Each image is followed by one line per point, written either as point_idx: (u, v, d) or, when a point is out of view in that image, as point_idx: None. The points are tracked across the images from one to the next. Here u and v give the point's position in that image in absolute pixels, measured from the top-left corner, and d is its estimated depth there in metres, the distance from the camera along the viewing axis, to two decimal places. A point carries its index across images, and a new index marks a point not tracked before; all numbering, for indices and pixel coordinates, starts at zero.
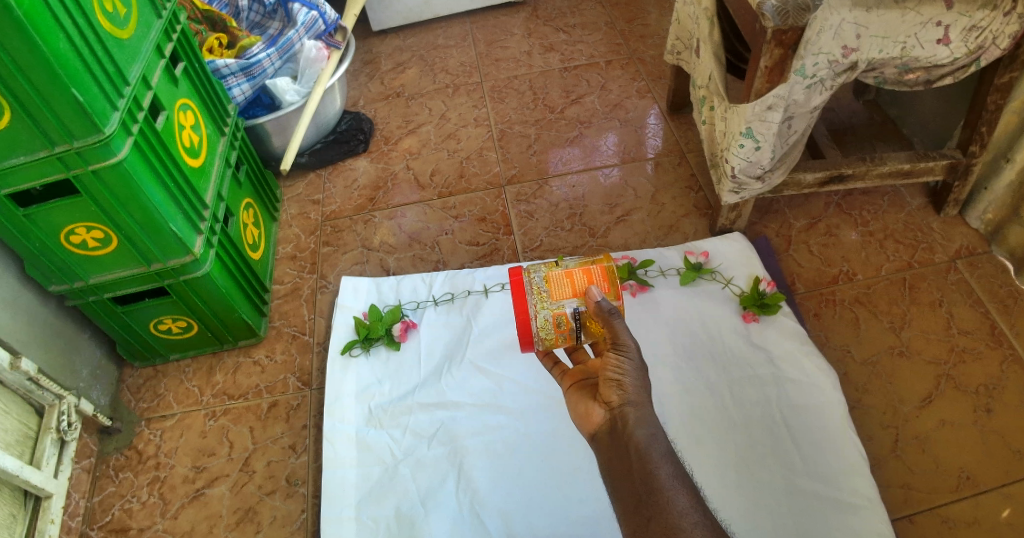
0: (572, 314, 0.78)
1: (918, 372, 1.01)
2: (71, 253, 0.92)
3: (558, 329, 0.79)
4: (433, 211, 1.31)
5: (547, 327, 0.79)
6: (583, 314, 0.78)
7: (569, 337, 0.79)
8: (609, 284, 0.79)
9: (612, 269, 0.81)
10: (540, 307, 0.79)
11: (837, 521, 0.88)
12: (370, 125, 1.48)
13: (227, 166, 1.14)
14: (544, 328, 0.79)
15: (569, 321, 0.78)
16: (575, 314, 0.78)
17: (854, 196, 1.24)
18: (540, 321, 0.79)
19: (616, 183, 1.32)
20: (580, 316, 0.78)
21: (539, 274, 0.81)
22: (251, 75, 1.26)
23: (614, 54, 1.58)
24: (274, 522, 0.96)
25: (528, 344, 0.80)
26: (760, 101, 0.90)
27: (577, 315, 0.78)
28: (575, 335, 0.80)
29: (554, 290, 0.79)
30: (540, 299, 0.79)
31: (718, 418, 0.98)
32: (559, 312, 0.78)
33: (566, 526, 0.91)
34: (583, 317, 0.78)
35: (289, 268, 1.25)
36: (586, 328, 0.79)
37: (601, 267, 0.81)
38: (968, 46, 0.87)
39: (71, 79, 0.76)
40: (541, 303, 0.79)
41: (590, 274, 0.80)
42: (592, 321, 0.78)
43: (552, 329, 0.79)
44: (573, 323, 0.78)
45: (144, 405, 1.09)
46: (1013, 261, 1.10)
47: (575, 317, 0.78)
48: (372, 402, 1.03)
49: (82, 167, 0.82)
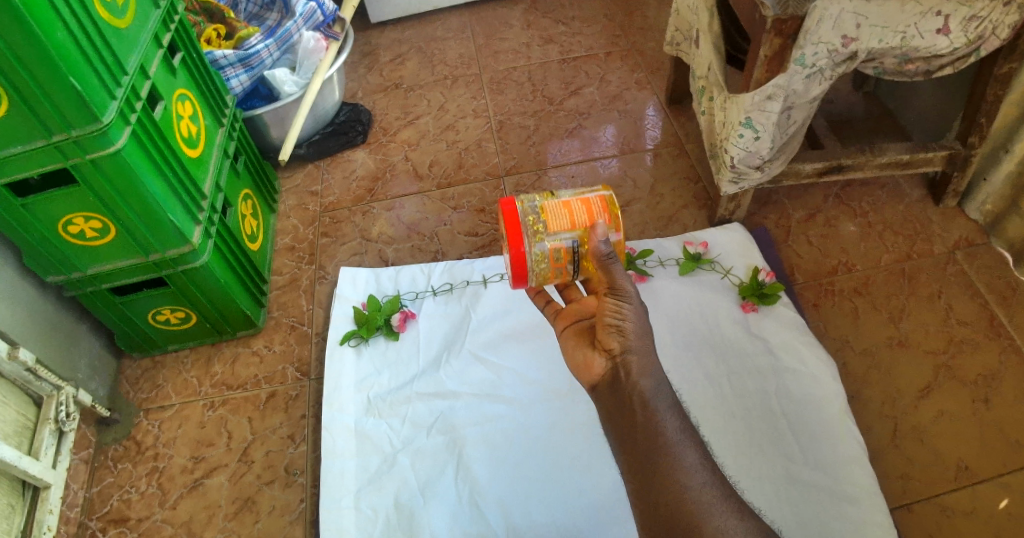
0: (570, 249, 0.73)
1: (915, 362, 1.02)
2: (69, 243, 0.91)
3: (554, 263, 0.74)
4: (432, 202, 1.31)
5: (547, 258, 0.73)
6: (581, 250, 0.74)
7: (560, 271, 0.75)
8: (610, 217, 0.74)
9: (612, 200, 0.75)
10: (540, 242, 0.72)
11: (835, 511, 0.88)
12: (369, 116, 1.48)
13: (226, 157, 1.13)
14: (542, 260, 0.73)
15: (568, 254, 0.73)
16: (573, 250, 0.73)
17: (853, 188, 1.24)
18: (541, 253, 0.73)
19: (614, 173, 1.32)
20: (579, 249, 0.74)
21: (534, 203, 0.74)
22: (249, 66, 1.26)
23: (614, 46, 1.58)
24: (273, 512, 0.96)
25: (522, 280, 0.74)
26: (760, 90, 0.91)
27: (575, 250, 0.74)
28: (570, 273, 0.76)
29: (552, 221, 0.73)
30: (535, 231, 0.72)
31: (718, 409, 0.98)
32: (559, 245, 0.73)
33: (566, 517, 0.91)
34: (581, 255, 0.74)
35: (288, 259, 1.24)
36: (582, 261, 0.75)
37: (600, 199, 0.75)
38: (967, 36, 0.87)
39: (69, 68, 0.76)
40: (539, 235, 0.72)
41: (588, 205, 0.74)
42: (588, 262, 0.75)
43: (550, 260, 0.73)
44: (569, 254, 0.74)
45: (143, 396, 1.09)
46: (1011, 252, 1.11)
47: (572, 252, 0.73)
48: (370, 393, 1.03)
49: (80, 157, 0.82)
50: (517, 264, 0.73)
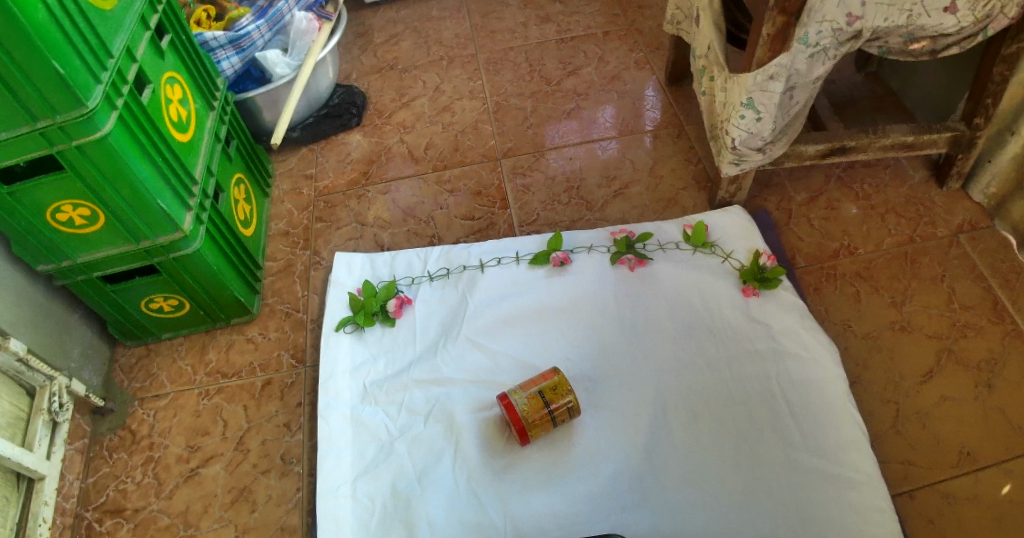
0: (537, 394, 0.92)
1: (918, 347, 1.01)
2: (57, 231, 0.89)
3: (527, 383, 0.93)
4: (428, 186, 1.29)
5: (529, 413, 0.91)
6: (545, 393, 0.92)
7: (550, 428, 0.93)
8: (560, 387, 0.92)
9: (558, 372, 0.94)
10: (515, 397, 0.92)
11: (835, 496, 0.88)
12: (363, 98, 1.45)
13: (217, 141, 1.11)
14: (528, 421, 0.91)
15: (543, 409, 0.91)
16: (538, 394, 0.92)
17: (855, 169, 1.22)
18: (521, 410, 0.91)
19: (614, 155, 1.29)
20: (553, 409, 0.92)
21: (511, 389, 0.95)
22: (240, 48, 1.23)
23: (612, 25, 1.55)
24: (269, 501, 0.95)
25: (525, 438, 0.92)
26: (762, 70, 0.88)
27: (541, 395, 0.92)
28: (545, 403, 0.91)
29: (520, 386, 0.94)
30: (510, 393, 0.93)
31: (717, 393, 0.97)
32: (533, 397, 0.92)
33: (563, 503, 0.91)
34: (545, 398, 0.92)
35: (282, 245, 1.23)
36: (562, 416, 0.92)
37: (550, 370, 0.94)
38: (975, 15, 0.84)
39: (51, 51, 0.74)
40: (515, 393, 0.92)
41: (547, 376, 0.93)
42: (551, 401, 0.92)
43: (534, 417, 0.91)
44: (545, 412, 0.91)
45: (138, 385, 1.08)
46: (1015, 235, 1.09)
47: (539, 397, 0.92)
48: (366, 379, 1.02)
49: (66, 143, 0.80)
50: (509, 413, 0.91)
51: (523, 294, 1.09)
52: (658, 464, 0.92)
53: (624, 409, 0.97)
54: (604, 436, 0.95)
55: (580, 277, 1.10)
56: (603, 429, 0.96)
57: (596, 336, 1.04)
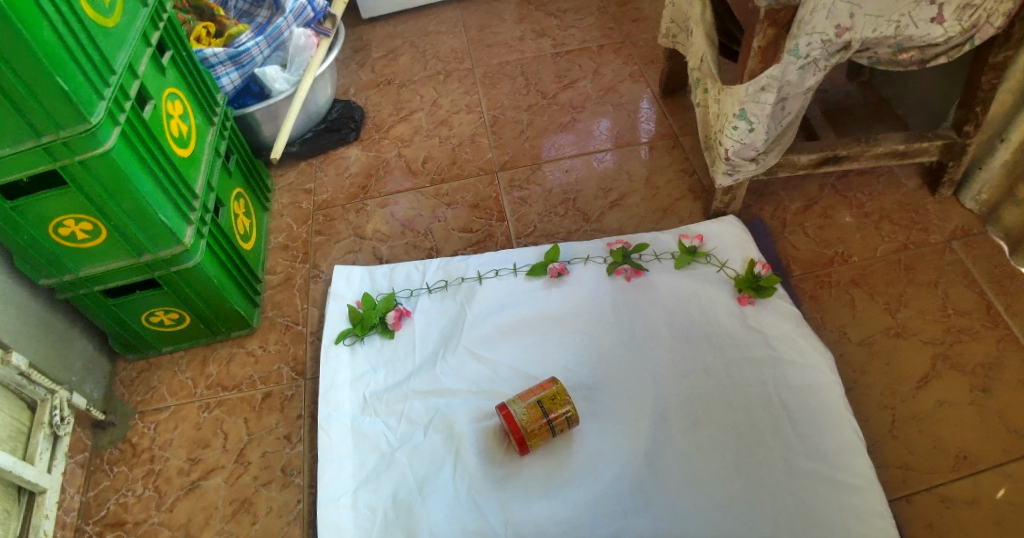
0: (536, 404, 0.92)
1: (914, 353, 1.01)
2: (60, 245, 0.90)
3: (525, 393, 0.94)
4: (426, 198, 1.30)
5: (529, 422, 0.91)
6: (544, 404, 0.92)
7: (549, 437, 0.93)
8: (559, 397, 0.93)
9: (556, 383, 0.94)
10: (514, 406, 0.92)
11: (836, 500, 0.88)
12: (361, 113, 1.47)
13: (218, 156, 1.12)
14: (528, 430, 0.91)
15: (542, 418, 0.92)
16: (537, 404, 0.92)
17: (849, 178, 1.24)
18: (521, 419, 0.91)
19: (609, 167, 1.31)
20: (552, 419, 0.92)
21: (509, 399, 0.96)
22: (240, 64, 1.25)
23: (607, 38, 1.57)
24: (271, 512, 0.95)
25: (525, 447, 0.92)
26: (754, 81, 0.90)
27: (539, 406, 0.92)
28: (544, 413, 0.92)
29: (520, 395, 0.94)
30: (509, 402, 0.94)
31: (716, 399, 0.98)
32: (532, 407, 0.92)
33: (566, 510, 0.91)
34: (543, 408, 0.92)
35: (281, 258, 1.24)
36: (561, 425, 0.93)
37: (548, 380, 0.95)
38: (962, 24, 0.86)
39: (56, 68, 0.75)
40: (514, 402, 0.93)
41: (546, 386, 0.94)
42: (549, 411, 0.92)
43: (532, 427, 0.91)
44: (544, 421, 0.92)
45: (138, 398, 1.08)
46: (1008, 241, 1.10)
47: (538, 406, 0.92)
48: (366, 390, 1.03)
49: (69, 157, 0.81)
50: (508, 423, 0.92)
51: (522, 304, 1.10)
52: (659, 470, 0.93)
53: (624, 416, 0.98)
54: (604, 443, 0.96)
55: (578, 286, 1.11)
56: (604, 437, 0.96)
57: (595, 345, 1.05)
